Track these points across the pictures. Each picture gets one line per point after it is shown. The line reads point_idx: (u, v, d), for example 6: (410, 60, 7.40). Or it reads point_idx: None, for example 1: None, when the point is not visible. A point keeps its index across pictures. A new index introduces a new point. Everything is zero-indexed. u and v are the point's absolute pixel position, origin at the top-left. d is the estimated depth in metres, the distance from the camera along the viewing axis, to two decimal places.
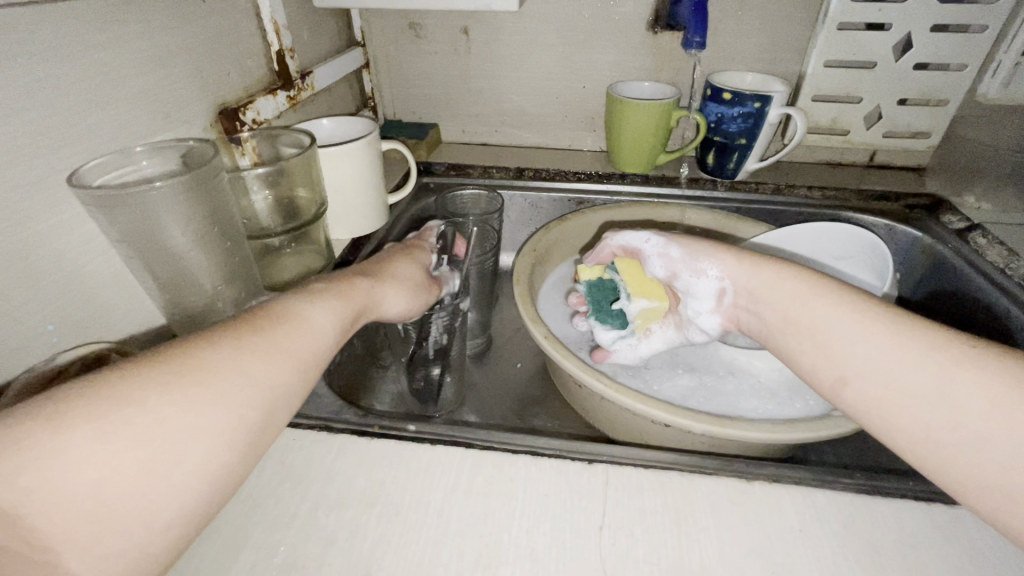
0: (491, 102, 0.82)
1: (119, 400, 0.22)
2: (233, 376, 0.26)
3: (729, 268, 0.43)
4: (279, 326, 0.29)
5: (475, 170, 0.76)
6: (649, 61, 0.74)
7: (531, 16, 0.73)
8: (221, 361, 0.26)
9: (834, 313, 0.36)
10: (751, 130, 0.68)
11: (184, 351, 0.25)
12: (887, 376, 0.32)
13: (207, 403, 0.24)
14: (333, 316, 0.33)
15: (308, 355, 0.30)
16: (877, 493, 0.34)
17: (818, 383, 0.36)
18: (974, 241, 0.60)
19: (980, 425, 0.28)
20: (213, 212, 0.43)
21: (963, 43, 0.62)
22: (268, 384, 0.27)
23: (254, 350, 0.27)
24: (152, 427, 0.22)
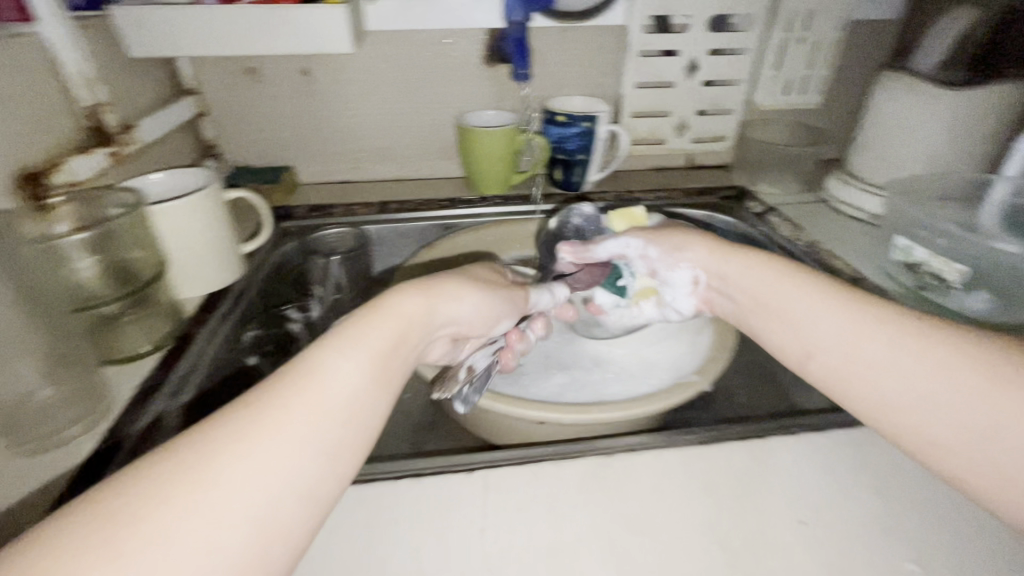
0: (345, 140, 0.82)
1: (126, 499, 0.23)
2: (241, 445, 0.26)
3: (702, 260, 0.50)
4: (289, 382, 0.29)
5: (336, 210, 0.75)
6: (490, 91, 0.80)
7: (372, 56, 0.75)
8: (225, 436, 0.26)
9: (802, 304, 0.40)
10: (587, 147, 0.76)
11: (244, 412, 0.27)
12: (847, 349, 0.37)
13: (216, 478, 0.24)
14: (353, 362, 0.31)
15: (330, 410, 0.29)
16: (715, 442, 0.39)
17: (787, 357, 0.41)
18: (771, 221, 0.74)
19: (922, 394, 0.33)
20: (58, 346, 0.46)
21: (735, 63, 0.76)
22: (291, 445, 0.27)
23: (270, 414, 0.27)
24: (160, 511, 0.23)
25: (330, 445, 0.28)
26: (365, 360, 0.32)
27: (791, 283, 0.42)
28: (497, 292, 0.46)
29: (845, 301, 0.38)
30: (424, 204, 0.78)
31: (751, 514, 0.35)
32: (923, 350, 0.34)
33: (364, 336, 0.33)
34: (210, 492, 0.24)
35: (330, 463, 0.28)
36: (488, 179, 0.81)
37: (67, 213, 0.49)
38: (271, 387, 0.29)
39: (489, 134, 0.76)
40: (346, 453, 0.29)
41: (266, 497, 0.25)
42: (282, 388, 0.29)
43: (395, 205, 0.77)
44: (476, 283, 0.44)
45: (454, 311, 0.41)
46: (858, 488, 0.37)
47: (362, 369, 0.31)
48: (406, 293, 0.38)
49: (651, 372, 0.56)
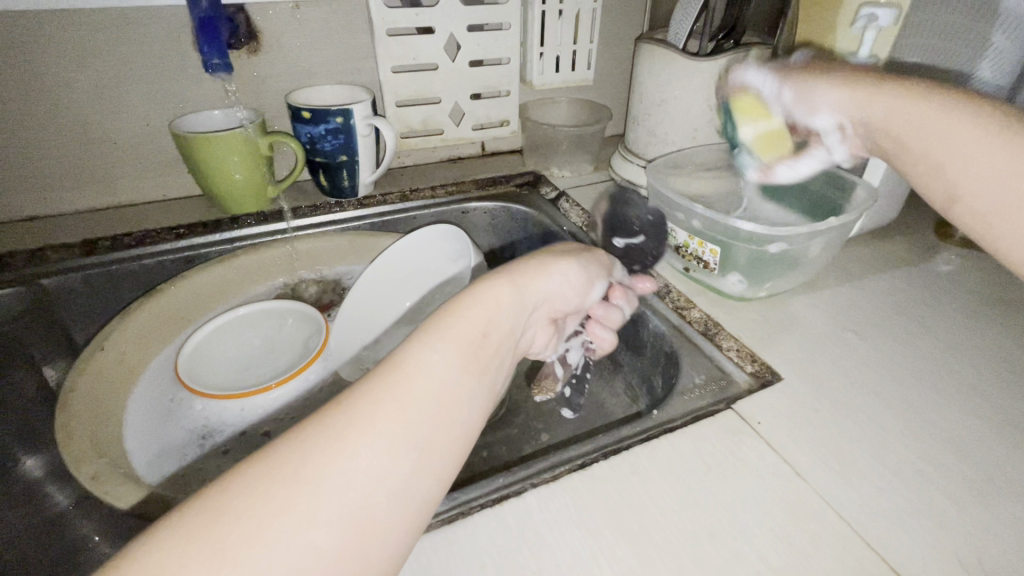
0: (13, 163, 0.60)
1: (219, 509, 0.22)
2: (332, 445, 0.24)
3: (847, 105, 0.39)
4: (380, 380, 0.27)
5: (15, 259, 0.57)
6: (213, 85, 0.63)
7: (13, 46, 0.55)
8: (315, 440, 0.24)
9: (938, 148, 0.33)
10: (346, 146, 0.65)
11: (270, 462, 0.23)
12: (998, 187, 0.30)
13: (291, 497, 0.22)
14: (443, 350, 0.28)
15: (439, 383, 0.27)
16: (457, 517, 0.33)
17: (931, 202, 0.35)
18: (563, 207, 0.71)
19: (987, 176, 0.31)
20: None
21: (499, 40, 0.69)
22: (387, 431, 0.25)
23: (364, 412, 0.25)
24: (213, 549, 0.21)
25: (414, 440, 0.26)
26: (454, 354, 0.29)
27: (925, 106, 0.34)
28: (588, 262, 0.41)
29: (886, 97, 0.36)
30: (148, 237, 0.63)
31: None
32: (981, 133, 0.31)
33: (475, 310, 0.31)
34: (269, 520, 0.22)
35: (419, 460, 0.25)
36: (233, 194, 0.65)
37: None
38: (354, 392, 0.26)
39: (222, 134, 0.61)
40: (432, 445, 0.26)
41: (347, 509, 0.23)
42: (378, 378, 0.27)
43: (106, 243, 0.61)
44: (562, 252, 0.41)
45: (546, 288, 0.36)
46: (614, 538, 0.32)
47: (450, 358, 0.28)
48: (496, 278, 0.34)
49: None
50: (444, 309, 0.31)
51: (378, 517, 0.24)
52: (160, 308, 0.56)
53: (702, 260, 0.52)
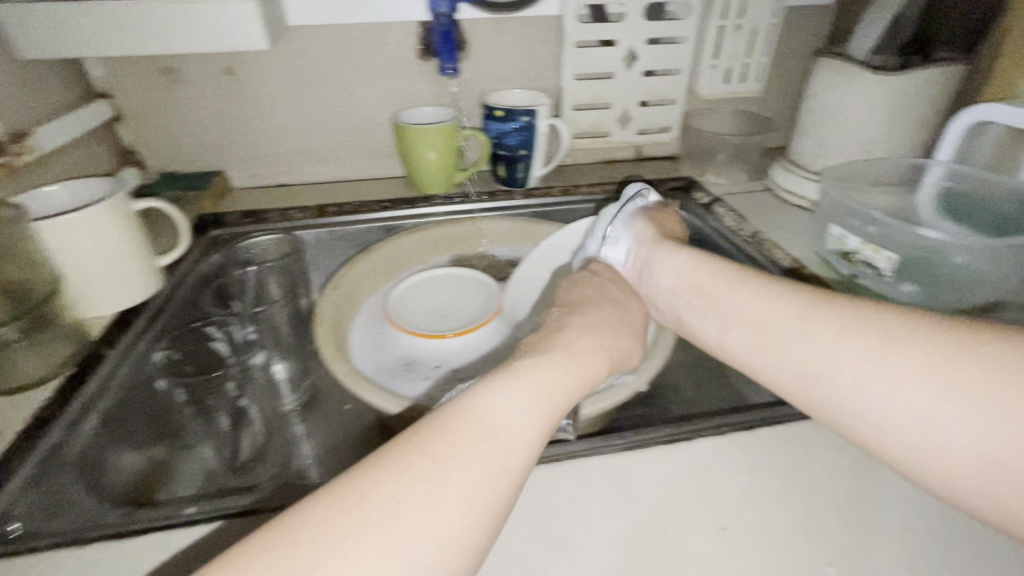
0: (277, 141, 0.79)
1: (329, 528, 0.24)
2: (428, 480, 0.26)
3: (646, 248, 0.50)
4: (464, 423, 0.29)
5: (271, 216, 0.72)
6: (426, 86, 0.77)
7: (296, 52, 0.72)
8: (415, 472, 0.26)
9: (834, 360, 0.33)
10: (528, 142, 0.74)
11: (352, 489, 0.26)
12: (874, 403, 0.32)
13: (388, 529, 0.24)
14: (511, 407, 0.30)
15: (516, 430, 0.30)
16: (641, 446, 0.38)
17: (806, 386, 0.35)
18: (717, 212, 0.73)
19: (886, 412, 0.31)
20: None
21: (675, 52, 0.74)
22: (466, 475, 0.27)
23: (454, 455, 0.27)
24: (315, 572, 0.22)
25: (495, 487, 0.28)
26: (524, 412, 0.30)
27: (821, 313, 0.35)
28: (621, 324, 0.43)
29: (771, 296, 0.38)
30: (363, 207, 0.75)
31: (670, 525, 0.33)
32: (910, 366, 0.31)
33: (549, 369, 0.34)
34: (368, 549, 0.23)
35: (495, 508, 0.27)
36: (429, 177, 0.77)
37: None
38: (420, 445, 0.28)
39: (436, 128, 0.73)
40: (506, 491, 0.28)
41: (411, 546, 0.24)
42: (465, 423, 0.29)
43: (333, 208, 0.74)
44: (617, 295, 0.47)
45: (599, 349, 0.39)
46: (782, 489, 0.36)
47: (521, 403, 0.31)
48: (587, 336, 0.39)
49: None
50: (505, 368, 0.33)
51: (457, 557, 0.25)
52: (369, 267, 0.68)
53: (874, 266, 0.54)
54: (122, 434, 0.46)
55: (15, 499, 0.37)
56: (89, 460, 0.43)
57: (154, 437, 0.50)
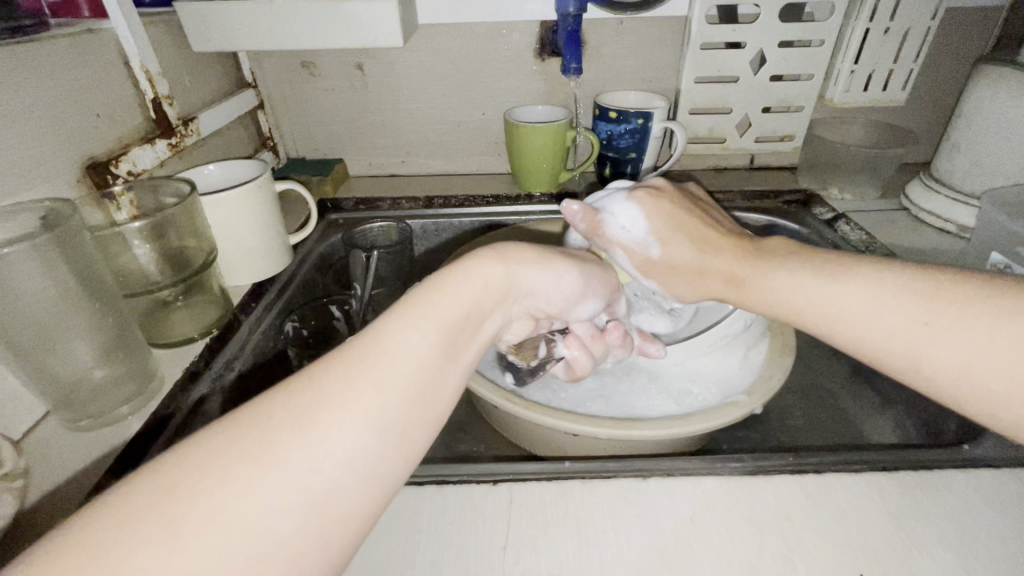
0: (394, 134, 0.83)
1: (192, 467, 0.21)
2: (297, 424, 0.23)
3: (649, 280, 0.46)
4: (354, 353, 0.25)
5: (383, 203, 0.76)
6: (541, 85, 0.78)
7: (422, 50, 0.75)
8: (280, 415, 0.23)
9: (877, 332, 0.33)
10: (639, 145, 0.73)
11: (239, 427, 0.22)
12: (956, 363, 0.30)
13: (258, 471, 0.21)
14: (422, 330, 0.27)
15: (405, 360, 0.26)
16: (760, 472, 0.36)
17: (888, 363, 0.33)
18: (840, 229, 0.68)
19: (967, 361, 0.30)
20: (123, 334, 0.45)
21: (808, 56, 0.70)
22: (365, 396, 0.24)
23: (335, 388, 0.24)
24: (155, 534, 0.19)
25: (387, 423, 0.24)
26: (433, 333, 0.27)
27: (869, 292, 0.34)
28: (590, 272, 0.39)
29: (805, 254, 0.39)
30: (468, 201, 0.77)
31: (798, 560, 0.32)
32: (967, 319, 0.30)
33: (448, 306, 0.29)
34: (227, 502, 0.20)
35: (388, 445, 0.24)
36: (535, 176, 0.78)
37: (128, 201, 0.50)
38: (323, 372, 0.25)
39: (550, 127, 0.72)
40: (406, 427, 0.25)
41: (308, 485, 0.22)
42: (338, 361, 0.25)
43: (440, 200, 0.77)
44: (569, 253, 0.39)
45: (538, 281, 0.34)
46: (930, 539, 0.33)
47: (425, 332, 0.27)
48: (485, 257, 0.32)
49: (691, 381, 0.52)
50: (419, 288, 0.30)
51: (347, 499, 0.23)
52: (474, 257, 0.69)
53: None
54: (252, 392, 0.51)
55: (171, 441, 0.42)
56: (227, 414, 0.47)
57: None
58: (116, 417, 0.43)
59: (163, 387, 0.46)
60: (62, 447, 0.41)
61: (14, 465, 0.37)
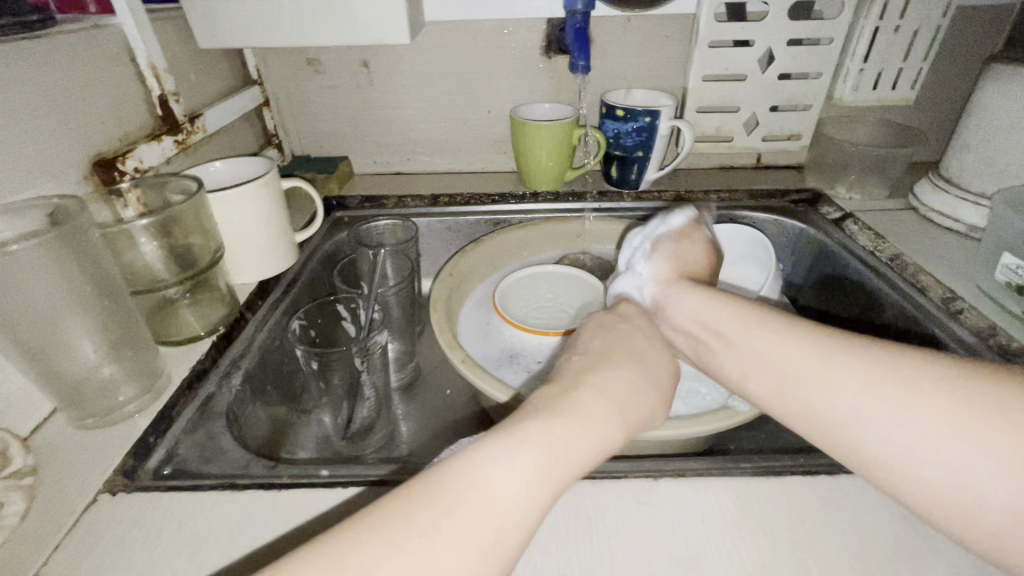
0: (399, 132, 0.83)
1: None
2: (390, 561, 0.25)
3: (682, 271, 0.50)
4: (441, 501, 0.27)
5: (389, 201, 0.76)
6: (547, 83, 0.77)
7: (427, 47, 0.75)
8: (377, 551, 0.25)
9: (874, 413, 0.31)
10: (646, 143, 0.72)
11: (341, 554, 0.25)
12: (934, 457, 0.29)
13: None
14: (518, 480, 0.28)
15: (487, 519, 0.27)
16: (771, 474, 0.36)
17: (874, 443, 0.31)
18: (848, 229, 0.67)
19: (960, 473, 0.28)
20: (129, 333, 0.44)
21: (817, 54, 0.69)
22: (454, 546, 0.26)
23: (428, 536, 0.26)
24: None
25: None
26: (529, 485, 0.28)
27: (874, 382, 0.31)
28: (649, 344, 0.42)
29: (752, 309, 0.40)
30: (474, 199, 0.77)
31: (813, 562, 0.31)
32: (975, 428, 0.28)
33: (535, 455, 0.29)
34: None
35: None
36: (542, 174, 0.77)
37: (135, 198, 0.50)
38: (428, 510, 0.27)
39: (557, 125, 0.72)
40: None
41: None
42: (442, 501, 0.27)
43: (446, 198, 0.77)
44: (640, 365, 0.39)
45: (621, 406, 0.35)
46: (945, 543, 0.32)
47: (523, 483, 0.28)
48: (588, 395, 0.34)
49: (700, 382, 0.52)
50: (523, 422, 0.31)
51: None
52: (478, 254, 0.68)
53: None
54: (259, 391, 0.51)
55: (178, 440, 0.41)
56: (234, 414, 0.46)
57: (282, 396, 0.54)
58: (123, 417, 0.43)
59: (170, 387, 0.46)
60: (69, 445, 0.41)
61: (22, 463, 0.39)
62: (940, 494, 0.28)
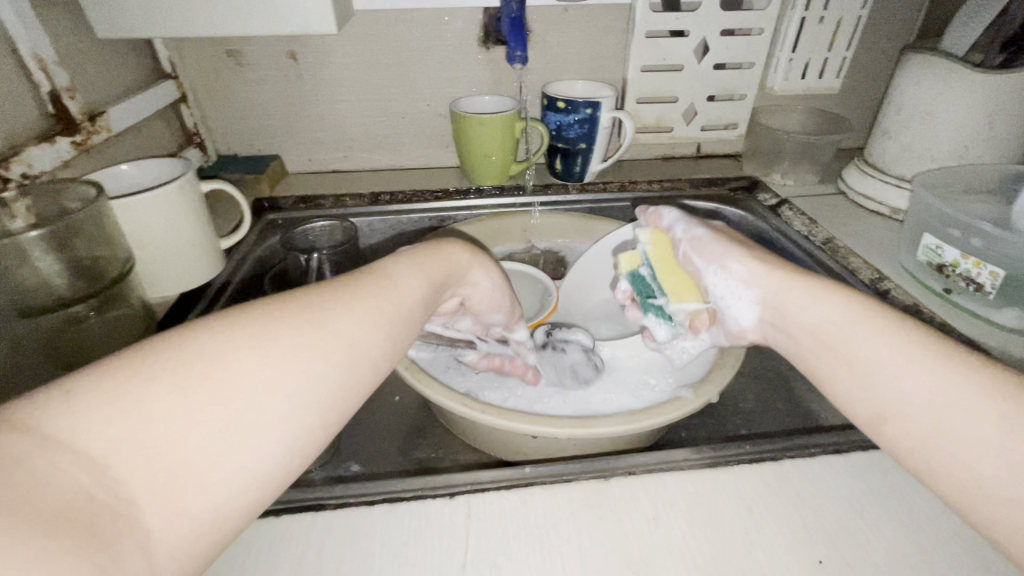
0: (335, 127, 0.78)
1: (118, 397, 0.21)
2: (251, 348, 0.25)
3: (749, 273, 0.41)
4: (292, 316, 0.27)
5: (326, 201, 0.72)
6: (487, 75, 0.75)
7: (359, 36, 0.71)
8: (230, 345, 0.25)
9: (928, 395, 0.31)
10: (588, 135, 0.72)
11: (180, 346, 0.24)
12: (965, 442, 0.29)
13: (241, 391, 0.24)
14: (375, 326, 0.30)
15: (342, 348, 0.28)
16: (718, 464, 0.36)
17: (855, 416, 0.34)
18: (784, 215, 0.69)
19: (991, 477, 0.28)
20: None
21: (749, 45, 0.71)
22: (307, 356, 0.26)
23: (276, 340, 0.26)
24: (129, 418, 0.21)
25: (312, 397, 0.26)
26: (374, 317, 0.30)
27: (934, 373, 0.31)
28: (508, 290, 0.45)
29: (835, 300, 0.36)
30: (416, 196, 0.74)
31: (761, 550, 0.32)
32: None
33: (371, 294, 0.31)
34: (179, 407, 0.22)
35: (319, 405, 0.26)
36: (486, 168, 0.75)
37: (24, 208, 0.45)
38: (276, 315, 0.27)
39: (499, 118, 0.70)
40: (326, 405, 0.27)
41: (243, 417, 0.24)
42: (298, 317, 0.27)
43: (387, 196, 0.74)
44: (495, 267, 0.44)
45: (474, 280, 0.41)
46: (881, 521, 0.33)
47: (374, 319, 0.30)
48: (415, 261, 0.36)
49: (649, 374, 0.53)
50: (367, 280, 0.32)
51: (293, 450, 0.25)
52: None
53: (974, 282, 0.52)
54: None
55: None
56: None
57: None
58: None
59: None
60: None
61: None
62: (965, 479, 0.28)
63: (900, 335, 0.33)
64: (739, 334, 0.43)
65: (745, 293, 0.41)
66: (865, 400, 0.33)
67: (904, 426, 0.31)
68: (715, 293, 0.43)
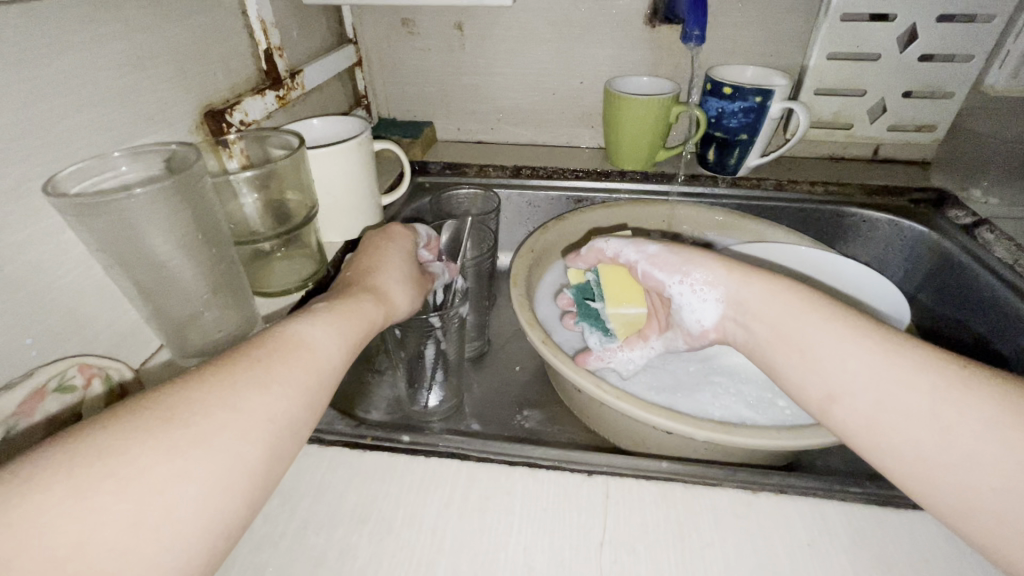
0: (487, 99, 0.81)
1: (77, 464, 0.22)
2: (221, 396, 0.27)
3: (716, 278, 0.41)
4: (260, 359, 0.30)
5: (470, 170, 0.74)
6: (648, 55, 0.72)
7: (525, 9, 0.71)
8: (196, 398, 0.26)
9: (908, 403, 0.31)
10: (752, 126, 0.66)
11: (151, 405, 0.25)
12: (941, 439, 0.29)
13: (209, 438, 0.25)
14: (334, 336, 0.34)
15: (303, 370, 0.31)
16: (887, 504, 0.33)
17: (807, 401, 0.35)
18: (981, 237, 0.59)
19: (997, 490, 0.27)
20: (230, 280, 0.46)
21: (970, 34, 0.60)
22: (273, 384, 0.29)
23: (248, 380, 0.28)
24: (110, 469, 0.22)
25: (282, 429, 0.28)
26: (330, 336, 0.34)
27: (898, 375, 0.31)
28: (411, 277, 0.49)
29: (787, 295, 0.38)
30: (557, 173, 0.74)
31: None
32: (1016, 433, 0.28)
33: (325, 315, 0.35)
34: (164, 462, 0.23)
35: (290, 429, 0.29)
36: (632, 151, 0.73)
37: (239, 150, 0.52)
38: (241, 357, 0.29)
39: (657, 99, 0.67)
40: (289, 433, 0.29)
41: (232, 453, 0.25)
42: (263, 353, 0.30)
43: (529, 171, 0.75)
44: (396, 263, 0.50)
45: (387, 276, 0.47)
46: None
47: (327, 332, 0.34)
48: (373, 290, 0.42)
49: (776, 395, 0.49)
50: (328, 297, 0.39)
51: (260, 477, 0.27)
52: (558, 233, 0.65)
53: None
54: None
55: None
56: None
57: None
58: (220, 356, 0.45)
59: None
60: None
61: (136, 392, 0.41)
62: (967, 500, 0.28)
63: (872, 344, 0.33)
64: (702, 334, 0.44)
65: (711, 293, 0.42)
66: (848, 413, 0.32)
67: (846, 408, 0.33)
68: (678, 301, 0.44)
